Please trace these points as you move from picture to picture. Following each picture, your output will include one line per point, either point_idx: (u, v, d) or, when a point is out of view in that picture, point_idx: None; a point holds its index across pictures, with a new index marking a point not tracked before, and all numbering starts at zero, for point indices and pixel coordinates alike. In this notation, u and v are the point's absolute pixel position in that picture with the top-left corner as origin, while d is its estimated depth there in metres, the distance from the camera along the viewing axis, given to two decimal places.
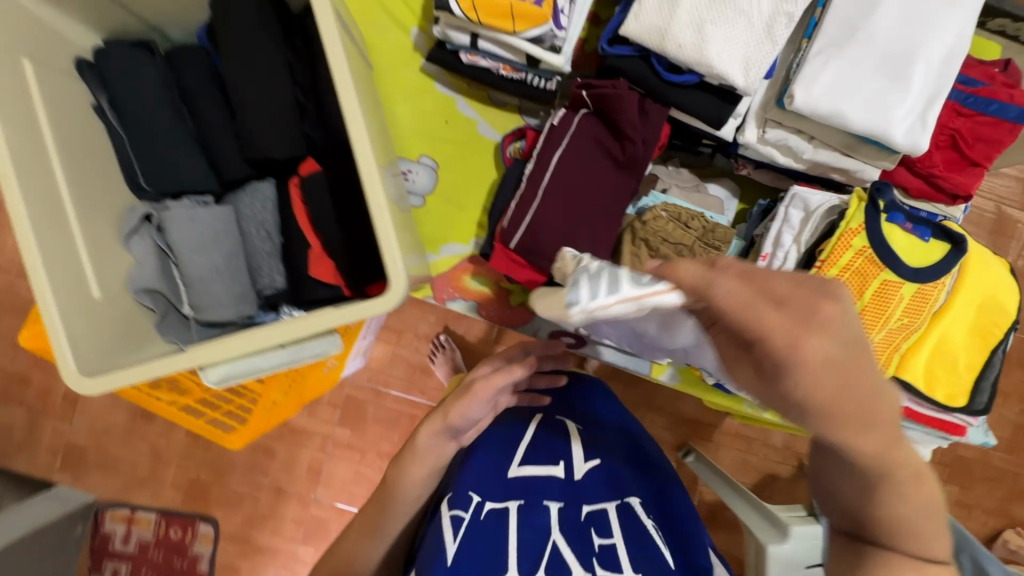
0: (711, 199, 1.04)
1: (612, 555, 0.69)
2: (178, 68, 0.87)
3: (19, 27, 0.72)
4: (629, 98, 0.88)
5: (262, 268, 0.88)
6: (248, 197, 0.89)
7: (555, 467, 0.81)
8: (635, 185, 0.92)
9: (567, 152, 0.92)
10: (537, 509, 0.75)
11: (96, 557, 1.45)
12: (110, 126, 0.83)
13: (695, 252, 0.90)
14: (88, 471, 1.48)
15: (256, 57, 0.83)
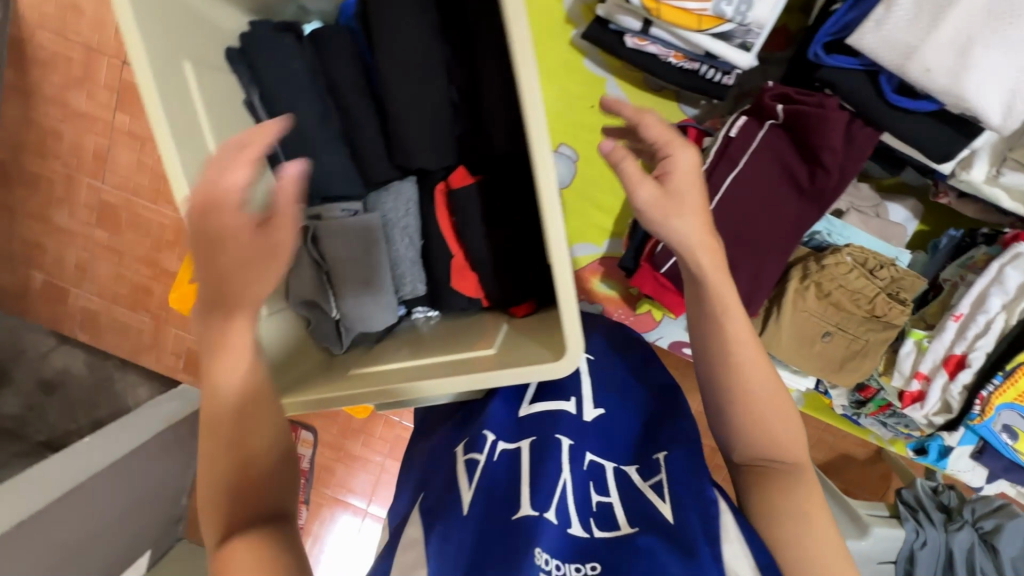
0: (893, 227, 0.89)
1: (606, 511, 0.61)
2: (325, 56, 0.80)
3: (179, 23, 0.67)
4: (835, 122, 0.74)
5: (406, 277, 0.88)
6: (391, 200, 0.85)
7: (567, 400, 0.73)
8: (816, 217, 0.81)
9: (743, 174, 0.81)
10: (547, 449, 0.66)
11: None
12: (261, 124, 0.79)
13: (872, 303, 0.81)
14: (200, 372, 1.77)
15: (418, 53, 0.75)
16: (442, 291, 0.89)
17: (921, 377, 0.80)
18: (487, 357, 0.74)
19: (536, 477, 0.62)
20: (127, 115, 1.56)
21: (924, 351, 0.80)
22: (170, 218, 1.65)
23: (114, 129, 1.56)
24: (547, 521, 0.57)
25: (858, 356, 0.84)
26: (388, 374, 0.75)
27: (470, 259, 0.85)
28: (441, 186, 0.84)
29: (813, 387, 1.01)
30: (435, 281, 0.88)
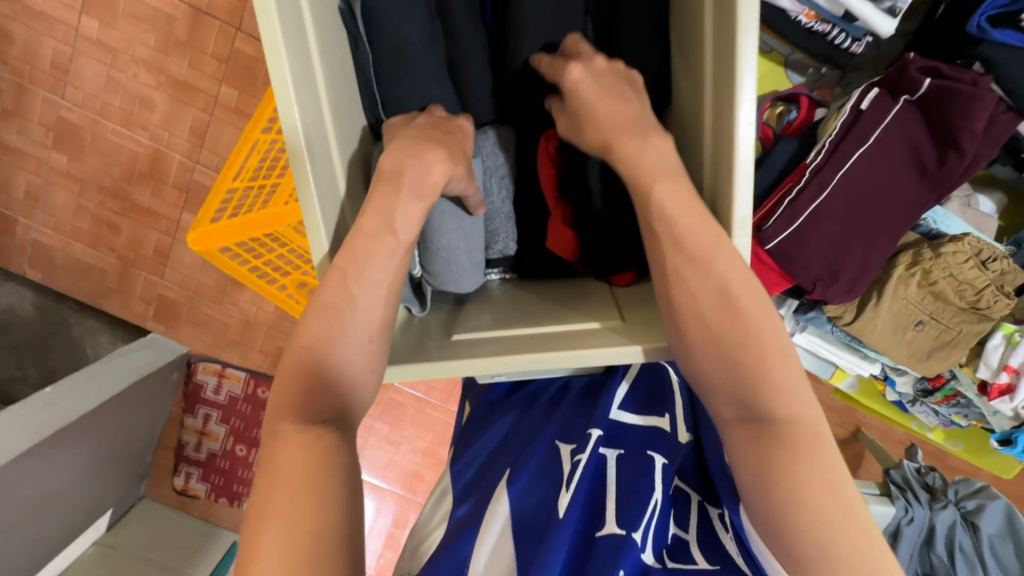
0: (986, 219, 0.88)
1: (681, 546, 0.57)
2: None
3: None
4: (985, 104, 0.71)
5: (497, 235, 0.79)
6: (489, 143, 0.74)
7: (662, 416, 0.64)
8: (931, 204, 0.79)
9: (871, 151, 0.77)
10: (641, 468, 0.59)
11: (189, 402, 1.70)
12: (354, 38, 0.67)
13: (978, 296, 0.80)
14: (178, 321, 1.65)
15: None
16: (533, 250, 0.82)
17: (1011, 370, 0.81)
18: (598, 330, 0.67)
19: (628, 504, 0.56)
20: (93, 19, 1.43)
21: (1015, 345, 0.80)
22: (143, 145, 1.52)
23: (78, 34, 1.44)
24: (631, 543, 0.53)
25: (946, 347, 0.84)
26: (493, 342, 0.67)
27: (569, 218, 0.77)
28: (548, 135, 0.75)
29: (875, 374, 1.00)
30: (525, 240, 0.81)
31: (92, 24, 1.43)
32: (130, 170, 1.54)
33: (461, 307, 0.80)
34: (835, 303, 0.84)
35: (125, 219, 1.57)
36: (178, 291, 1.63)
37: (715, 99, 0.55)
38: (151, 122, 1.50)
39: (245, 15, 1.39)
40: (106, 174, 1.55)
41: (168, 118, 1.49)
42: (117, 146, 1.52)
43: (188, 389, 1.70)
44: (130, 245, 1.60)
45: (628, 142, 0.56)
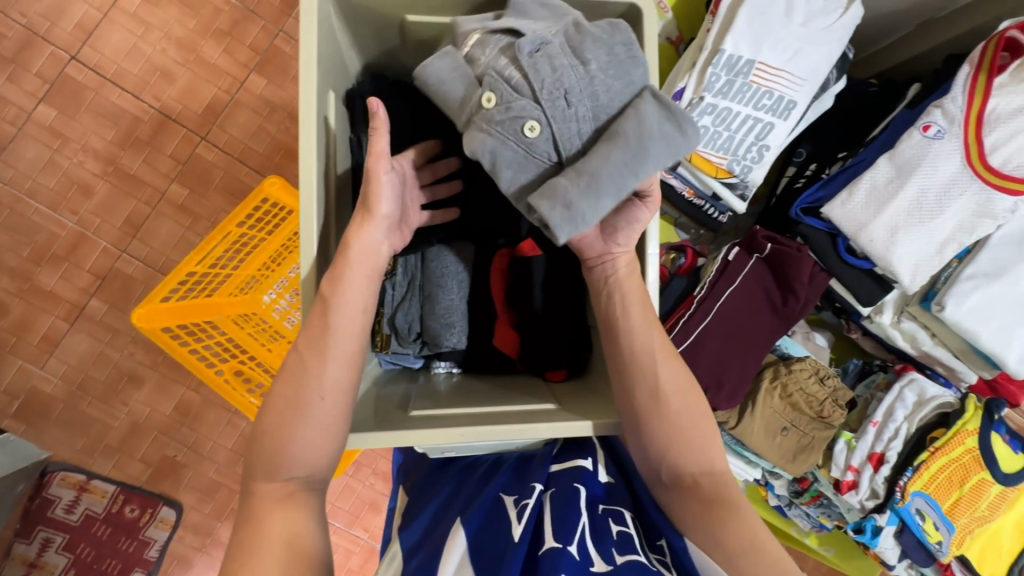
0: (820, 349, 1.17)
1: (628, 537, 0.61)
2: (427, 118, 0.88)
3: (331, 54, 0.74)
4: (806, 263, 1.01)
5: (453, 330, 0.90)
6: (453, 254, 0.91)
7: (585, 458, 0.71)
8: (783, 333, 1.05)
9: (737, 290, 1.03)
10: (567, 497, 0.64)
11: (27, 523, 1.46)
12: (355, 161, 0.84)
13: (821, 406, 1.03)
14: (49, 419, 1.48)
15: None
16: (480, 346, 0.94)
17: (854, 469, 1.00)
18: (545, 411, 0.78)
19: (561, 519, 0.61)
20: (51, 108, 1.48)
21: (852, 448, 1.02)
22: (67, 229, 1.49)
23: (30, 119, 1.47)
24: (570, 553, 0.56)
25: (806, 450, 1.04)
26: (447, 421, 0.75)
27: (515, 320, 0.92)
28: (502, 253, 0.94)
29: (759, 480, 1.17)
30: (473, 336, 0.94)
31: (49, 112, 1.48)
32: (42, 251, 1.49)
33: (413, 401, 0.87)
34: (725, 409, 1.04)
35: (18, 301, 1.47)
36: (58, 384, 1.49)
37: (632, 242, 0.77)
38: (84, 207, 1.50)
39: (213, 126, 1.52)
40: (13, 253, 1.48)
41: (103, 205, 1.50)
42: (36, 226, 1.48)
43: (31, 506, 1.47)
44: (15, 329, 1.48)
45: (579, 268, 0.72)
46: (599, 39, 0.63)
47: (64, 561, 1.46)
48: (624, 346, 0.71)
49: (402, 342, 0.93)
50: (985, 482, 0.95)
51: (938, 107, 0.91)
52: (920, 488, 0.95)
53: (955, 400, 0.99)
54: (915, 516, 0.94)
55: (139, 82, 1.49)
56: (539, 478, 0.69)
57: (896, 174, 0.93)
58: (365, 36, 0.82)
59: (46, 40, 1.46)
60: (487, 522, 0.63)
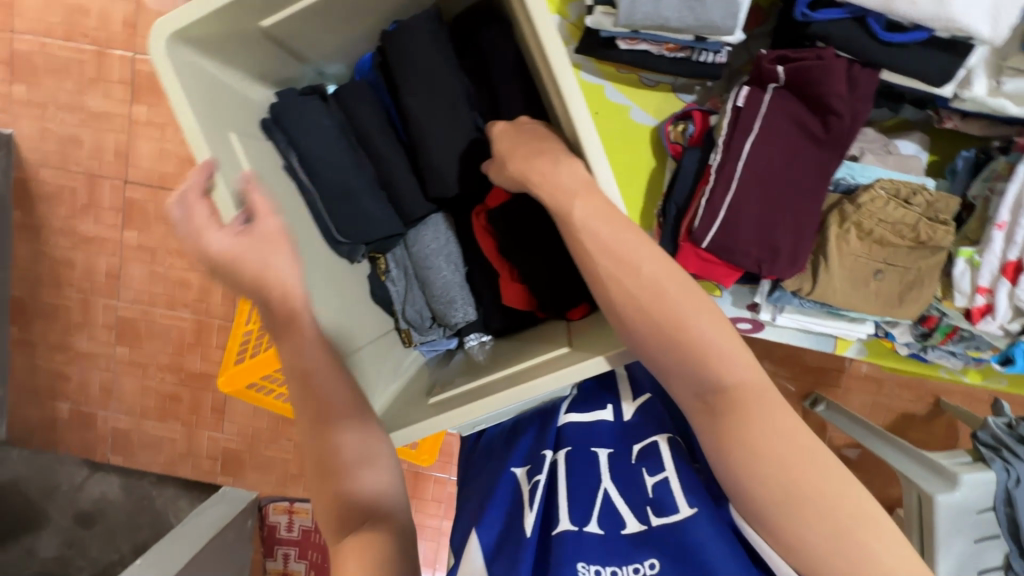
0: (908, 159, 0.94)
1: (663, 494, 0.61)
2: (350, 111, 0.85)
3: (216, 97, 0.72)
4: (837, 70, 0.79)
5: (457, 304, 0.91)
6: (431, 231, 0.90)
7: (604, 409, 0.72)
8: (838, 164, 0.85)
9: (760, 138, 0.85)
10: (584, 464, 0.67)
11: (268, 543, 1.75)
12: (300, 185, 0.84)
13: (916, 231, 0.82)
14: (245, 468, 1.76)
15: (438, 86, 0.80)
16: (493, 310, 0.93)
17: (984, 291, 0.81)
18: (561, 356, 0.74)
19: (573, 487, 0.64)
20: (133, 230, 1.68)
21: (977, 266, 0.82)
22: (187, 320, 1.71)
23: (124, 246, 1.70)
24: (590, 534, 0.61)
25: (914, 286, 0.86)
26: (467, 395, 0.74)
27: (515, 274, 0.88)
28: (479, 212, 0.89)
29: (874, 333, 1.00)
30: (483, 303, 0.93)
31: (132, 234, 1.69)
32: (180, 344, 1.73)
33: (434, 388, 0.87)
34: (789, 277, 0.89)
35: (182, 387, 1.75)
36: (238, 441, 1.75)
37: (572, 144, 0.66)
38: (189, 298, 1.70)
39: None
40: (162, 353, 1.74)
41: (202, 291, 1.69)
42: (167, 327, 1.72)
43: (264, 532, 1.76)
44: (192, 409, 1.76)
45: (539, 183, 0.63)
46: None
47: (303, 566, 1.73)
48: (619, 265, 0.60)
49: (423, 331, 0.95)
50: None
51: None
52: None
53: None
54: None
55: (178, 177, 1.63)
56: (547, 443, 0.70)
57: None
58: (245, 58, 0.77)
59: (102, 177, 1.66)
60: (509, 515, 0.65)
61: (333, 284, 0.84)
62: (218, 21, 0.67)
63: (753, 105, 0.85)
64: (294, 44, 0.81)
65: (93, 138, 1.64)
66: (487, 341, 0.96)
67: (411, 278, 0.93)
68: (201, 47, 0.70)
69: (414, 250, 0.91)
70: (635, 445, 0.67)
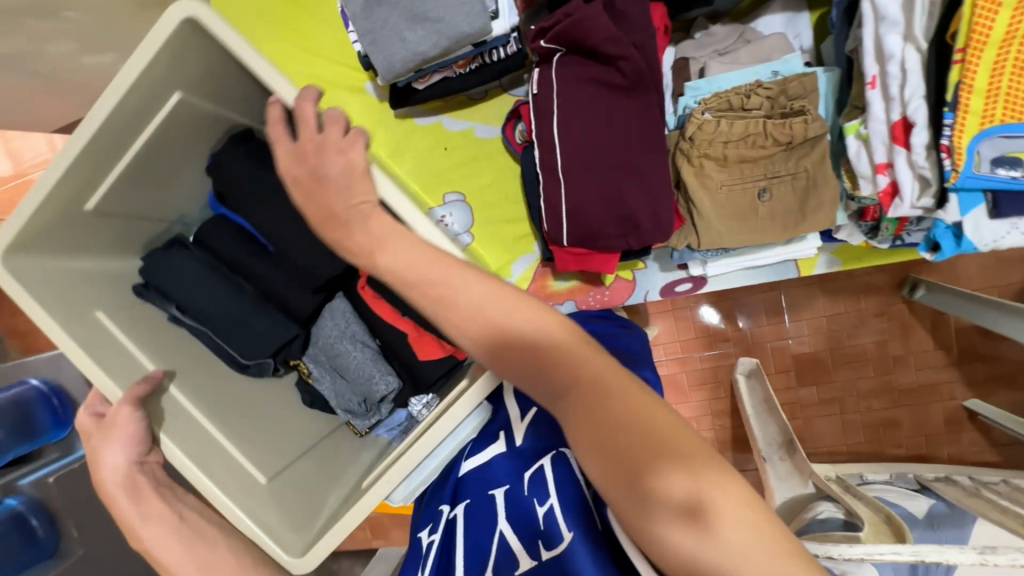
0: (768, 41, 0.78)
1: (547, 522, 0.56)
2: (209, 245, 0.83)
3: (75, 284, 0.70)
4: (594, 16, 0.69)
5: (375, 377, 0.85)
6: (329, 320, 0.85)
7: (496, 442, 0.71)
8: (657, 100, 0.75)
9: (565, 116, 0.77)
10: (478, 508, 0.64)
11: None
12: (191, 328, 0.83)
13: (773, 134, 0.69)
14: None
15: (258, 180, 0.76)
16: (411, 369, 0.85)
17: (884, 168, 0.63)
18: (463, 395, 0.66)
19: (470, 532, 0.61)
20: None
21: (868, 140, 0.65)
22: None
23: None
24: None
25: (813, 190, 0.71)
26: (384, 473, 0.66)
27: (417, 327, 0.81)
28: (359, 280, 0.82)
29: (819, 236, 0.83)
30: (403, 367, 0.87)
31: None
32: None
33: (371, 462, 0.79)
34: (665, 241, 0.80)
35: None
36: None
37: None
38: None
39: None
40: None
41: None
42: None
43: None
44: None
45: None
46: None
47: None
48: None
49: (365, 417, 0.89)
50: None
51: None
52: (981, 126, 0.53)
53: None
54: (996, 173, 0.54)
55: None
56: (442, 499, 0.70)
57: None
58: (89, 245, 0.74)
59: None
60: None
61: (252, 413, 0.81)
62: (44, 217, 0.65)
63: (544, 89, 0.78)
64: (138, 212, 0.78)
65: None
66: (430, 400, 0.87)
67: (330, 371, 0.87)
68: (44, 249, 0.68)
69: (320, 343, 0.86)
70: (523, 471, 0.64)
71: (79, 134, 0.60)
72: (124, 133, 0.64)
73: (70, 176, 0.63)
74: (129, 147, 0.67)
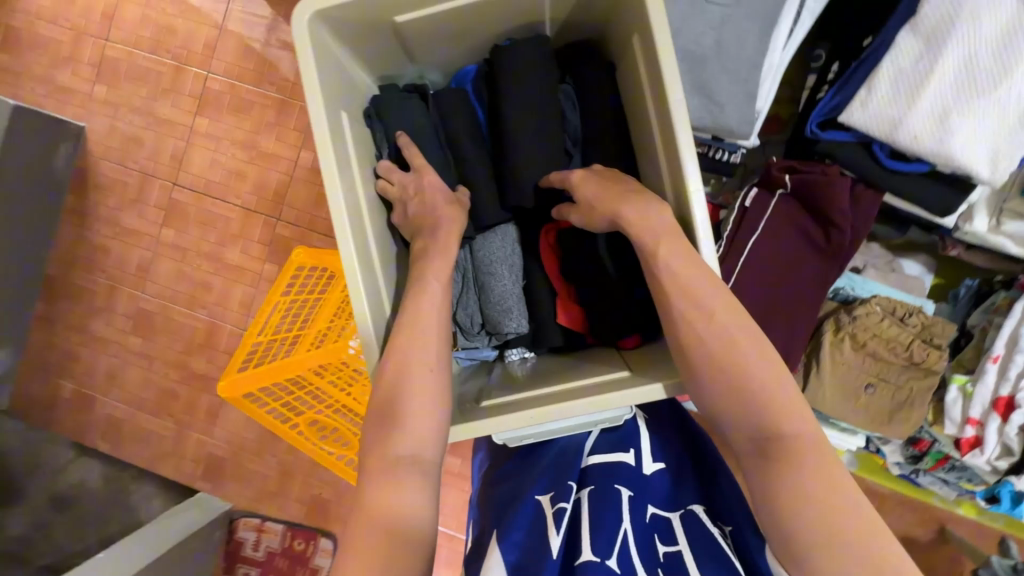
0: (912, 280, 0.94)
1: (674, 560, 0.65)
2: (446, 112, 0.89)
3: (337, 79, 0.77)
4: (840, 188, 0.83)
5: (511, 315, 0.89)
6: (499, 240, 0.91)
7: (627, 454, 0.79)
8: (836, 275, 0.88)
9: (763, 238, 0.88)
10: (606, 498, 0.71)
11: (232, 558, 1.74)
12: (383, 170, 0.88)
13: (909, 351, 0.84)
14: (224, 477, 1.76)
15: (536, 98, 0.84)
16: (542, 325, 0.93)
17: (974, 422, 0.80)
18: (621, 378, 0.76)
19: (599, 514, 0.68)
20: (172, 230, 1.78)
21: (970, 397, 0.81)
22: (201, 321, 1.78)
23: (160, 243, 1.79)
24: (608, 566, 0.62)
25: (907, 407, 0.85)
26: (515, 402, 0.76)
27: (576, 296, 0.91)
28: (550, 227, 0.92)
29: (866, 446, 0.98)
30: (538, 318, 0.93)
31: (170, 233, 1.78)
32: (190, 342, 1.79)
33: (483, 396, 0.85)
34: None
35: (183, 386, 1.78)
36: (224, 448, 1.76)
37: (668, 166, 0.72)
38: (209, 301, 1.77)
39: (284, 207, 1.72)
40: (171, 349, 1.79)
41: (222, 295, 1.77)
42: (181, 324, 1.79)
43: (229, 547, 1.74)
44: (186, 409, 1.79)
45: None
46: None
47: None
48: None
49: (469, 336, 0.95)
50: None
51: None
52: None
53: None
54: None
55: (222, 187, 1.74)
56: (572, 475, 0.75)
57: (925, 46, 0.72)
58: (365, 46, 0.82)
59: (155, 177, 1.77)
60: (530, 528, 0.69)
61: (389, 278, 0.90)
62: (365, 8, 0.73)
63: (761, 210, 0.89)
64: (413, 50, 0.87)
65: (155, 139, 1.76)
66: (531, 358, 0.96)
67: (468, 283, 0.93)
68: (339, 31, 0.75)
69: (479, 253, 0.91)
70: (652, 506, 0.73)
71: None
72: None
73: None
74: (450, 0, 0.76)
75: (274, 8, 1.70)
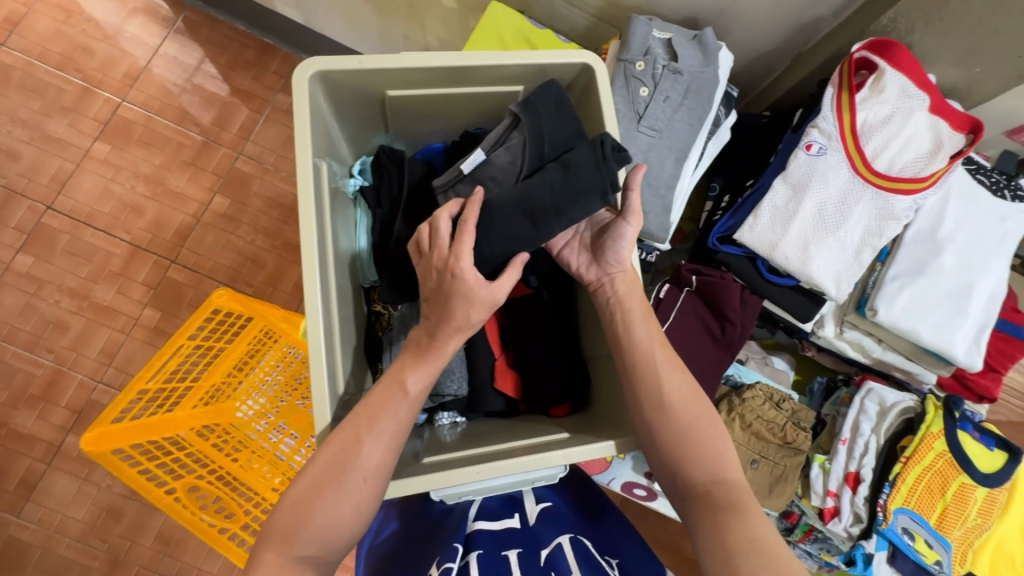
0: (780, 372, 1.14)
1: None
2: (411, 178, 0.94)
3: (322, 134, 0.83)
4: (732, 290, 1.01)
5: (450, 379, 0.91)
6: None
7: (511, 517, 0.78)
8: (729, 362, 1.04)
9: (674, 325, 1.03)
10: (494, 562, 0.68)
11: None
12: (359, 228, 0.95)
13: (784, 432, 1.00)
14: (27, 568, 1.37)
15: None
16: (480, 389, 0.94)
17: (833, 494, 0.96)
18: (560, 439, 0.80)
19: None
20: (28, 256, 1.49)
21: (828, 472, 0.98)
22: (43, 367, 1.46)
23: (8, 269, 1.48)
24: None
25: (781, 481, 0.99)
26: (458, 458, 0.76)
27: (513, 362, 0.96)
28: None
29: None
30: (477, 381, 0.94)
31: (25, 260, 1.49)
32: (19, 394, 1.44)
33: (421, 453, 0.83)
34: None
35: None
36: (35, 530, 1.39)
37: None
38: (59, 344, 1.47)
39: (182, 250, 1.54)
40: None
41: (79, 339, 1.48)
42: (12, 370, 1.45)
43: None
44: None
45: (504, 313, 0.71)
46: (699, 43, 1.04)
47: None
48: None
49: None
50: (967, 486, 0.94)
51: (814, 127, 0.97)
52: (902, 504, 0.93)
53: (916, 403, 0.98)
54: (904, 535, 0.92)
55: (110, 219, 1.53)
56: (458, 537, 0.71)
57: (792, 193, 0.96)
58: (351, 113, 0.90)
59: (23, 194, 1.51)
60: None
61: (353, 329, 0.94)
62: (360, 77, 0.82)
63: (672, 302, 1.05)
64: (395, 124, 0.96)
65: (34, 156, 1.53)
66: (463, 421, 0.96)
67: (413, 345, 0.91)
68: (332, 92, 0.83)
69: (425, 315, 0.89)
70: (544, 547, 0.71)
71: (429, 58, 0.80)
72: (451, 77, 0.85)
73: (411, 67, 0.81)
74: (436, 87, 0.87)
75: (208, 51, 1.61)
